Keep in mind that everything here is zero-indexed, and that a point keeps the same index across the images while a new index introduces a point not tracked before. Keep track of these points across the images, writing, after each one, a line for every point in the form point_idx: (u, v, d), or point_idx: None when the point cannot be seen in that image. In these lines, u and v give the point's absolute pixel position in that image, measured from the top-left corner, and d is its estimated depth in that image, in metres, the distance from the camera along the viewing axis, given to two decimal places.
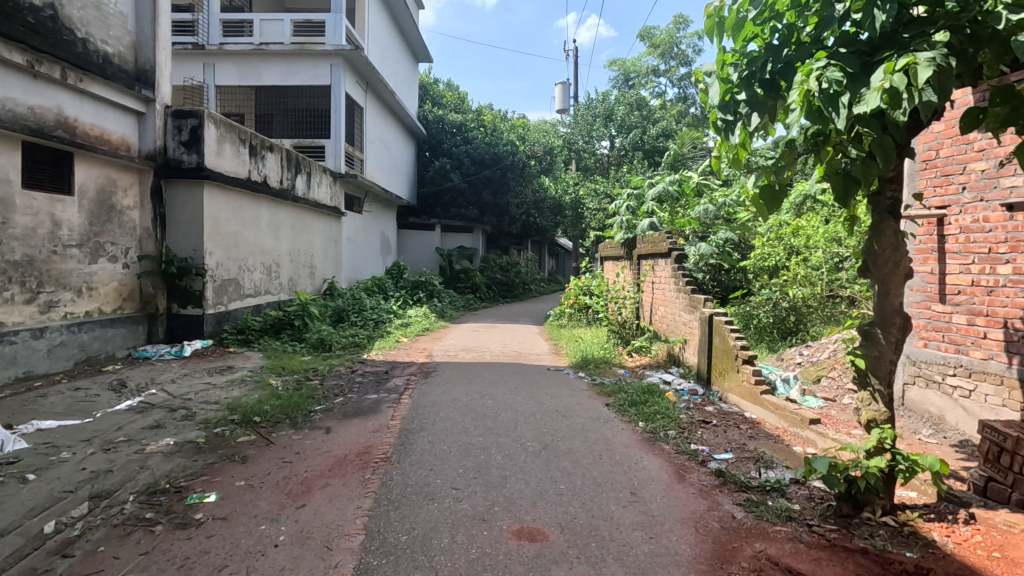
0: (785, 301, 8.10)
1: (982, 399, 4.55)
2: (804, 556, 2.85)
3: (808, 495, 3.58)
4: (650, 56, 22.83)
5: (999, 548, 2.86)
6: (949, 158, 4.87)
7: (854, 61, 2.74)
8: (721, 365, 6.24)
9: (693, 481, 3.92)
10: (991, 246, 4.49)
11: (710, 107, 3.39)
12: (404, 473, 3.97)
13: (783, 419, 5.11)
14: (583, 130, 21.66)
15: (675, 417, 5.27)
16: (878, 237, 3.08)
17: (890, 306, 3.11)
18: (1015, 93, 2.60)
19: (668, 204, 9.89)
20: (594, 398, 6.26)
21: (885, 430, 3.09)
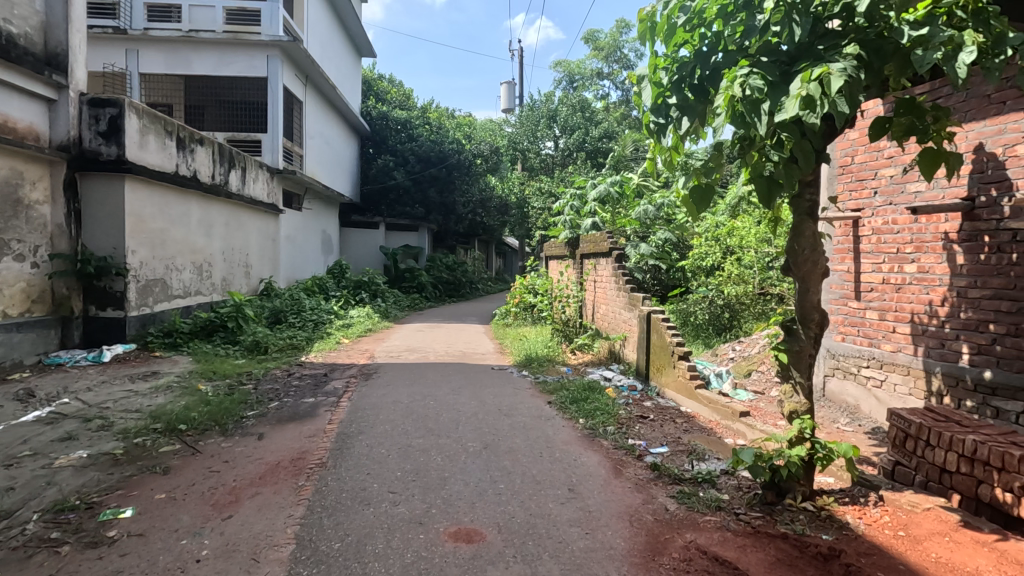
0: (720, 298, 8.43)
1: (892, 388, 4.89)
2: (730, 544, 2.96)
3: (736, 484, 3.74)
4: (594, 58, 23.27)
5: (904, 527, 3.06)
6: (863, 163, 5.20)
7: (775, 70, 2.88)
8: (659, 360, 6.43)
9: (629, 475, 4.01)
10: (899, 246, 4.82)
11: (643, 110, 3.47)
12: (340, 479, 3.86)
13: (716, 412, 5.30)
14: (528, 130, 21.87)
15: (615, 413, 5.39)
16: (798, 238, 3.25)
17: (810, 302, 3.28)
18: (916, 105, 2.82)
19: (609, 204, 10.08)
20: (536, 396, 6.31)
21: (805, 420, 3.26)
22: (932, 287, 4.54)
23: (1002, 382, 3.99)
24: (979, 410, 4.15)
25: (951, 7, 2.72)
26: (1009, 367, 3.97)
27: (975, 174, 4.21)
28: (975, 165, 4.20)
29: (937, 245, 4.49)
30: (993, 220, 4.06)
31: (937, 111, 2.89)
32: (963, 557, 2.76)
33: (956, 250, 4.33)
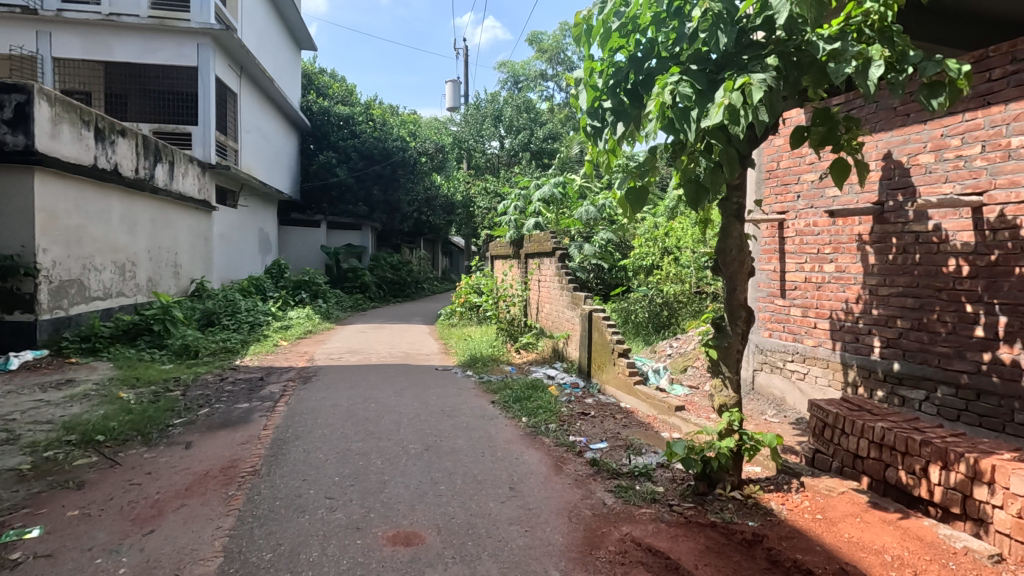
0: (659, 297, 8.71)
1: (813, 380, 5.21)
2: (664, 535, 3.07)
3: (671, 477, 3.88)
4: (538, 60, 23.50)
5: (821, 511, 3.26)
6: (787, 169, 5.50)
7: (703, 78, 3.00)
8: (600, 358, 6.57)
9: (569, 472, 4.09)
10: (819, 247, 5.13)
11: (580, 113, 3.54)
12: (273, 486, 3.72)
13: (653, 407, 5.46)
14: (473, 129, 21.85)
15: (557, 411, 5.47)
16: (726, 239, 3.40)
17: (737, 300, 3.45)
18: (831, 115, 3.01)
19: (553, 205, 10.19)
20: (480, 395, 6.31)
21: (734, 413, 3.42)
22: (847, 285, 4.86)
23: (908, 372, 4.33)
24: (888, 399, 4.48)
25: (860, 25, 2.94)
26: (913, 359, 4.30)
27: (884, 180, 4.53)
28: (884, 172, 4.53)
29: (852, 246, 4.81)
30: (899, 224, 4.39)
31: (849, 122, 3.10)
32: (872, 536, 2.96)
33: (868, 251, 4.66)
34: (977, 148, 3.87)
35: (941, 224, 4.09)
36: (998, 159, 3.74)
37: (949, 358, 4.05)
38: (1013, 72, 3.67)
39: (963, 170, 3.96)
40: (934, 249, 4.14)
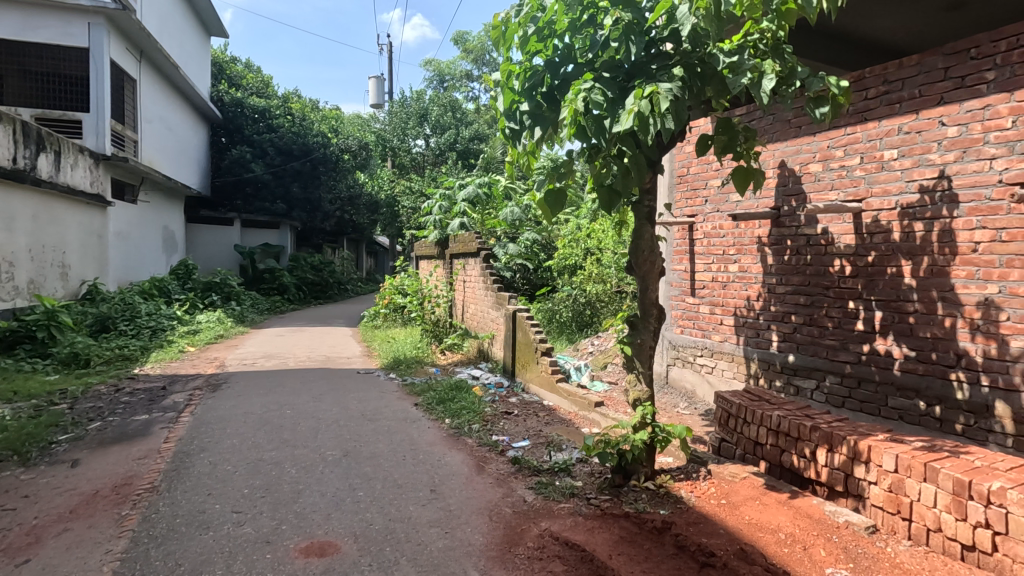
0: (582, 297, 8.95)
1: (720, 373, 5.54)
2: (581, 528, 3.14)
3: (589, 471, 3.99)
4: (464, 60, 23.49)
5: (725, 496, 3.48)
6: (696, 175, 5.81)
7: (614, 86, 3.13)
8: (523, 357, 6.66)
9: (491, 471, 4.11)
10: (724, 249, 5.47)
11: (499, 115, 3.58)
12: (174, 503, 3.46)
13: (574, 404, 5.61)
14: (398, 127, 21.48)
15: (480, 411, 5.48)
16: (638, 239, 3.56)
17: (649, 299, 3.62)
18: (731, 125, 3.22)
19: (479, 205, 10.19)
20: (403, 398, 6.20)
21: (647, 407, 3.58)
22: (749, 284, 5.22)
23: (802, 364, 4.71)
24: (785, 389, 4.86)
25: (756, 41, 3.17)
26: (806, 351, 4.68)
27: (779, 187, 4.91)
28: (780, 179, 4.90)
29: (753, 247, 5.17)
30: (793, 227, 4.77)
31: (747, 133, 3.34)
32: (768, 517, 3.19)
33: (767, 253, 5.03)
34: (857, 159, 4.28)
35: (828, 228, 4.49)
36: (874, 169, 4.16)
37: (835, 350, 4.45)
38: (885, 92, 4.08)
39: (846, 179, 4.36)
40: (823, 251, 4.53)
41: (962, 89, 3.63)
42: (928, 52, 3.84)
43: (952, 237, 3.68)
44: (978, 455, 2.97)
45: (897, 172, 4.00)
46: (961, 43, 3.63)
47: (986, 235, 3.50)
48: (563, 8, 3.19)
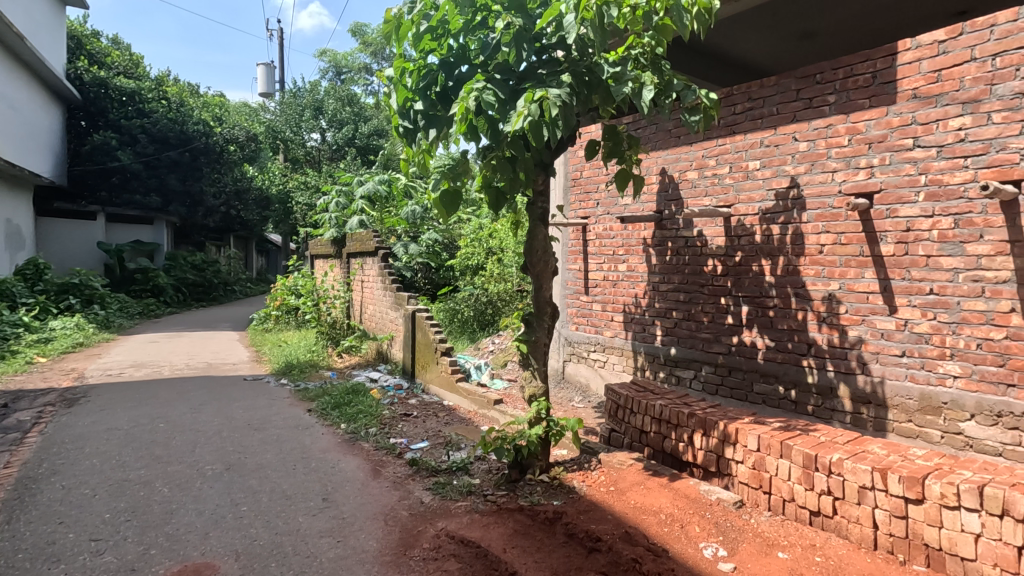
0: (484, 296, 9.02)
1: (611, 367, 5.84)
2: (477, 525, 3.17)
3: (487, 468, 4.05)
4: (362, 52, 22.74)
5: (613, 483, 3.68)
6: (589, 178, 6.07)
7: (506, 88, 3.21)
8: (423, 357, 6.60)
9: (387, 474, 4.03)
10: (614, 249, 5.77)
11: (392, 111, 3.52)
12: (15, 536, 3.03)
13: (474, 402, 5.65)
14: (290, 119, 20.35)
15: (378, 414, 5.35)
16: (532, 240, 3.68)
17: (543, 298, 3.75)
18: (616, 132, 3.45)
19: (377, 203, 9.91)
20: (294, 404, 5.89)
21: (541, 402, 3.69)
22: (636, 283, 5.55)
23: (682, 356, 5.09)
24: (668, 379, 5.23)
25: (637, 55, 3.38)
26: (686, 344, 5.07)
27: (661, 192, 5.26)
28: (661, 185, 5.24)
29: (639, 248, 5.50)
30: (674, 229, 5.15)
31: (631, 140, 3.61)
32: (651, 499, 3.41)
33: (651, 253, 5.37)
34: (727, 168, 4.69)
35: (703, 231, 4.88)
36: (741, 178, 4.59)
37: (710, 342, 4.86)
38: (749, 108, 4.51)
39: (717, 186, 4.77)
40: (699, 251, 4.93)
41: (810, 109, 4.11)
42: (783, 75, 4.30)
43: (802, 240, 4.17)
44: (824, 432, 3.39)
45: (760, 181, 4.45)
46: (809, 69, 4.11)
47: (830, 238, 4.01)
48: (456, 9, 3.19)
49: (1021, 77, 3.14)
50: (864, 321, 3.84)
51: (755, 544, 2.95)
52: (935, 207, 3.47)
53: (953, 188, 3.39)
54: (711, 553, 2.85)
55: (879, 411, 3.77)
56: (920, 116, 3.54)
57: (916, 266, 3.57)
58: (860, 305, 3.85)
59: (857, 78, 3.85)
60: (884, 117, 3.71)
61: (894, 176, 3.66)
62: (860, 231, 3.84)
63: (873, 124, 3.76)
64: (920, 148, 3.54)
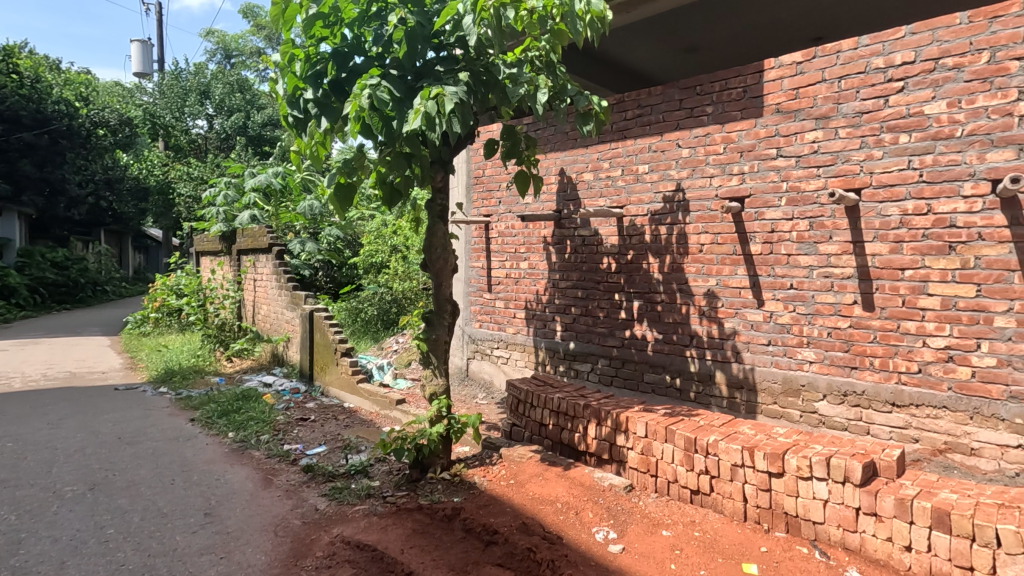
0: (388, 294, 8.82)
1: (513, 363, 5.94)
2: (374, 528, 3.10)
3: (387, 469, 3.97)
4: (254, 35, 21.31)
5: (513, 476, 3.76)
6: (491, 177, 6.12)
7: (401, 85, 3.16)
8: (321, 359, 6.34)
9: (279, 483, 3.83)
10: (516, 247, 5.87)
11: (280, 101, 3.32)
12: None
13: (375, 403, 5.51)
14: (172, 103, 18.40)
15: (271, 420, 5.07)
16: (431, 237, 3.66)
17: (443, 295, 3.74)
18: (514, 133, 3.54)
19: (272, 197, 9.35)
20: (175, 414, 5.41)
21: (442, 400, 3.68)
22: (537, 280, 5.69)
23: (580, 350, 5.29)
24: (567, 373, 5.41)
25: (533, 58, 3.49)
26: (583, 339, 5.28)
27: (559, 192, 5.42)
28: (559, 185, 5.41)
29: (540, 247, 5.65)
30: (571, 228, 5.34)
31: (528, 141, 3.71)
32: (549, 489, 3.52)
33: (551, 251, 5.53)
34: (619, 171, 4.93)
35: (599, 230, 5.11)
36: (631, 181, 4.85)
37: (605, 336, 5.10)
38: (639, 115, 4.77)
39: (611, 188, 5.00)
40: (594, 250, 5.15)
41: (691, 118, 4.43)
42: (667, 85, 4.60)
43: (686, 240, 4.49)
44: (703, 416, 3.69)
45: (648, 184, 4.73)
46: (690, 81, 4.43)
47: (709, 238, 4.35)
48: None
49: (861, 98, 3.59)
50: (737, 314, 4.21)
51: (641, 524, 3.15)
52: (795, 211, 3.88)
53: (808, 194, 3.82)
54: (602, 537, 3.00)
55: (751, 395, 4.16)
56: (782, 129, 3.94)
57: (780, 263, 3.97)
58: (734, 299, 4.22)
59: (731, 91, 4.20)
60: (753, 128, 4.08)
61: (761, 182, 4.05)
62: (733, 232, 4.20)
63: (745, 134, 4.13)
64: (783, 157, 3.94)
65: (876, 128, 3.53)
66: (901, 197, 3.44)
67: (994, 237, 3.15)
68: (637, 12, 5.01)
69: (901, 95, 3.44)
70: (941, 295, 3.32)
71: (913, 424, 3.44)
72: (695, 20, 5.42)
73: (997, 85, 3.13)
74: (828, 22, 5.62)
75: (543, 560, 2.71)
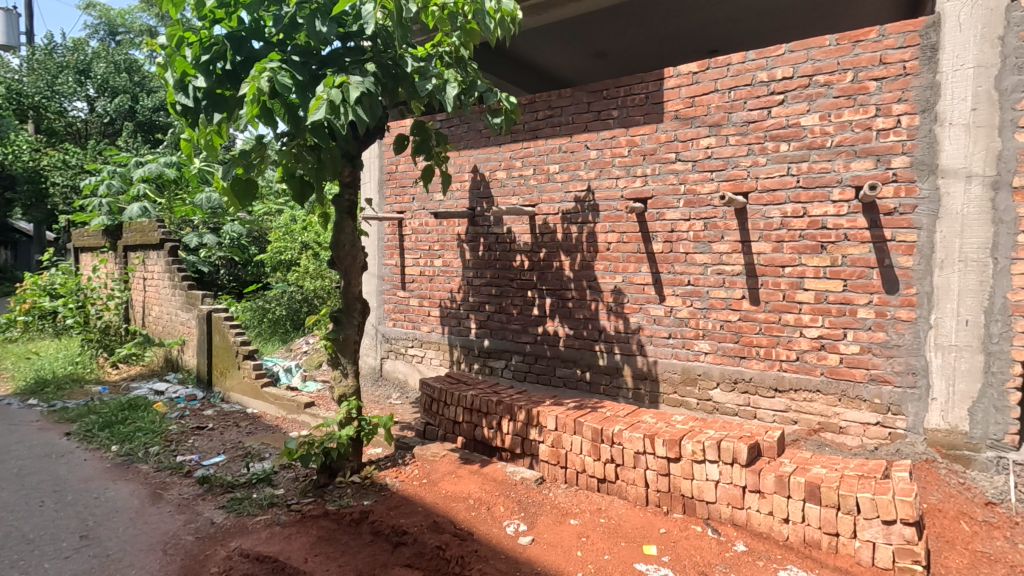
0: (299, 293, 8.38)
1: (428, 361, 5.88)
2: (276, 538, 2.96)
3: (293, 476, 3.79)
4: (143, 12, 19.54)
5: (426, 475, 3.72)
6: (404, 173, 6.01)
7: (303, 72, 3.02)
8: (222, 363, 5.94)
9: (171, 497, 3.55)
10: (430, 244, 5.81)
11: (167, 86, 3.08)
12: None
13: (282, 408, 5.25)
14: (41, 80, 16.49)
15: (162, 430, 4.68)
16: (339, 234, 3.54)
17: (352, 293, 3.64)
18: (424, 128, 3.51)
19: (166, 189, 8.66)
20: (47, 428, 4.86)
21: (351, 401, 3.57)
22: (451, 277, 5.66)
23: (494, 347, 5.34)
24: (481, 370, 5.44)
25: (443, 53, 3.47)
26: (497, 336, 5.33)
27: (473, 190, 5.43)
28: (473, 182, 5.41)
29: (454, 244, 5.63)
30: (485, 226, 5.37)
31: (439, 137, 3.69)
32: (461, 486, 3.52)
33: (465, 249, 5.53)
34: (531, 170, 5.02)
35: (512, 228, 5.18)
36: (543, 180, 4.95)
37: (518, 333, 5.18)
38: (549, 116, 4.88)
39: (523, 186, 5.08)
40: (508, 247, 5.21)
41: (598, 121, 4.60)
42: (576, 88, 4.74)
43: (594, 239, 4.66)
44: (609, 408, 3.85)
45: (559, 184, 4.85)
46: (597, 85, 4.60)
47: (615, 237, 4.54)
48: None
49: (748, 108, 3.89)
50: (641, 309, 4.43)
51: (551, 515, 3.23)
52: (692, 212, 4.14)
53: (703, 196, 4.09)
54: (513, 530, 3.05)
55: (653, 385, 4.39)
56: (680, 134, 4.18)
57: (679, 261, 4.22)
58: (638, 295, 4.43)
59: (634, 96, 4.40)
60: (654, 133, 4.30)
61: (662, 184, 4.28)
62: (637, 231, 4.41)
63: (647, 138, 4.34)
64: (681, 161, 4.19)
65: (761, 137, 3.84)
66: (782, 201, 3.77)
67: (857, 238, 3.53)
68: (547, 14, 5.14)
69: (781, 107, 3.77)
70: (815, 289, 3.67)
71: (792, 407, 3.79)
72: (600, 27, 5.64)
73: (859, 102, 3.51)
74: (722, 36, 6.01)
75: (453, 557, 2.70)
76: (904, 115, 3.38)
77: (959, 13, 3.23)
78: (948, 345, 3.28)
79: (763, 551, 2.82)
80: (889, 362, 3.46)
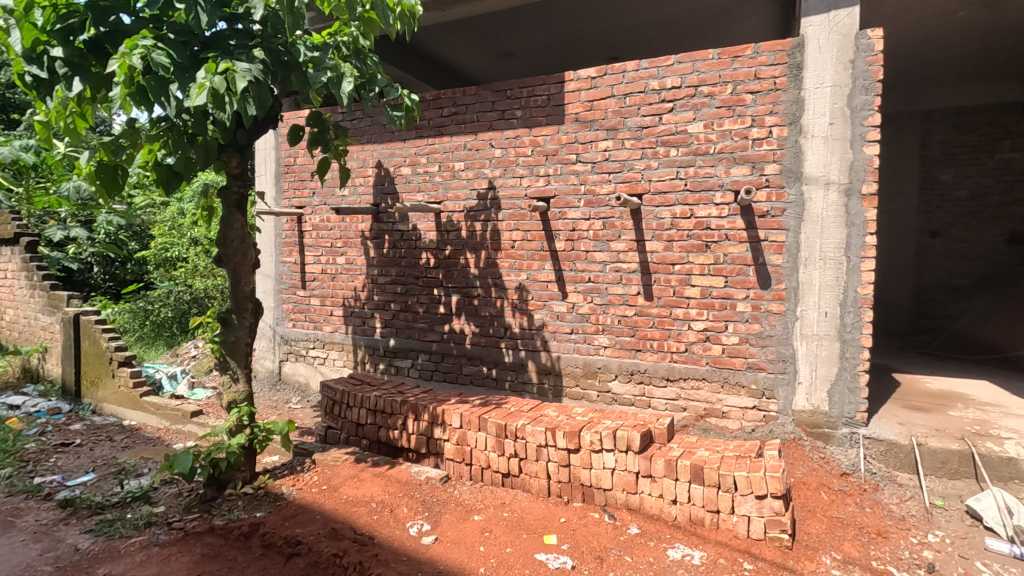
0: (187, 293, 7.75)
1: (331, 363, 5.66)
2: (153, 561, 2.71)
3: (175, 491, 3.50)
4: None
5: (326, 481, 3.58)
6: (303, 166, 5.72)
7: (182, 52, 2.78)
8: (93, 371, 5.36)
9: (25, 525, 3.15)
10: (332, 241, 5.59)
11: (14, 56, 2.72)
12: None
13: (165, 418, 4.84)
14: None
15: (17, 450, 4.14)
16: (227, 229, 3.31)
17: (242, 293, 3.40)
18: (322, 120, 3.35)
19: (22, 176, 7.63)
20: None
21: (243, 408, 3.35)
22: (354, 275, 5.48)
23: (400, 346, 5.24)
24: (387, 370, 5.33)
25: (340, 42, 3.31)
26: (403, 335, 5.24)
27: (377, 185, 5.28)
28: (377, 178, 5.27)
29: (357, 241, 5.45)
30: (390, 223, 5.25)
31: (338, 129, 3.53)
32: (363, 490, 3.42)
33: (369, 246, 5.38)
34: (436, 167, 4.97)
35: (418, 225, 5.09)
36: (448, 177, 4.92)
37: (425, 331, 5.12)
38: (454, 113, 4.85)
39: (428, 183, 5.02)
40: (413, 245, 5.13)
41: (502, 120, 4.64)
42: (481, 87, 4.76)
43: (499, 236, 4.70)
44: (513, 403, 3.90)
45: (463, 182, 4.84)
46: (501, 84, 4.64)
47: (519, 235, 4.61)
48: None
49: (642, 114, 4.10)
50: (545, 305, 4.54)
51: (455, 513, 3.22)
52: (591, 212, 4.30)
53: (602, 196, 4.26)
54: (415, 531, 3.01)
55: (557, 380, 4.52)
56: (580, 137, 4.32)
57: (579, 259, 4.37)
58: (542, 292, 4.54)
59: (537, 98, 4.49)
60: (556, 134, 4.42)
61: (563, 185, 4.41)
62: (540, 229, 4.52)
63: (549, 138, 4.45)
64: (581, 163, 4.34)
65: (653, 142, 4.07)
66: (672, 202, 4.02)
67: (736, 238, 3.84)
68: (451, 11, 5.12)
69: (671, 115, 4.01)
70: (701, 286, 3.95)
71: (682, 395, 4.05)
72: (504, 27, 5.71)
73: (737, 113, 3.82)
74: (621, 44, 6.31)
75: (351, 564, 2.62)
76: (775, 127, 3.72)
77: (819, 37, 3.61)
78: (812, 334, 3.67)
79: (654, 531, 2.99)
80: (763, 351, 3.81)
